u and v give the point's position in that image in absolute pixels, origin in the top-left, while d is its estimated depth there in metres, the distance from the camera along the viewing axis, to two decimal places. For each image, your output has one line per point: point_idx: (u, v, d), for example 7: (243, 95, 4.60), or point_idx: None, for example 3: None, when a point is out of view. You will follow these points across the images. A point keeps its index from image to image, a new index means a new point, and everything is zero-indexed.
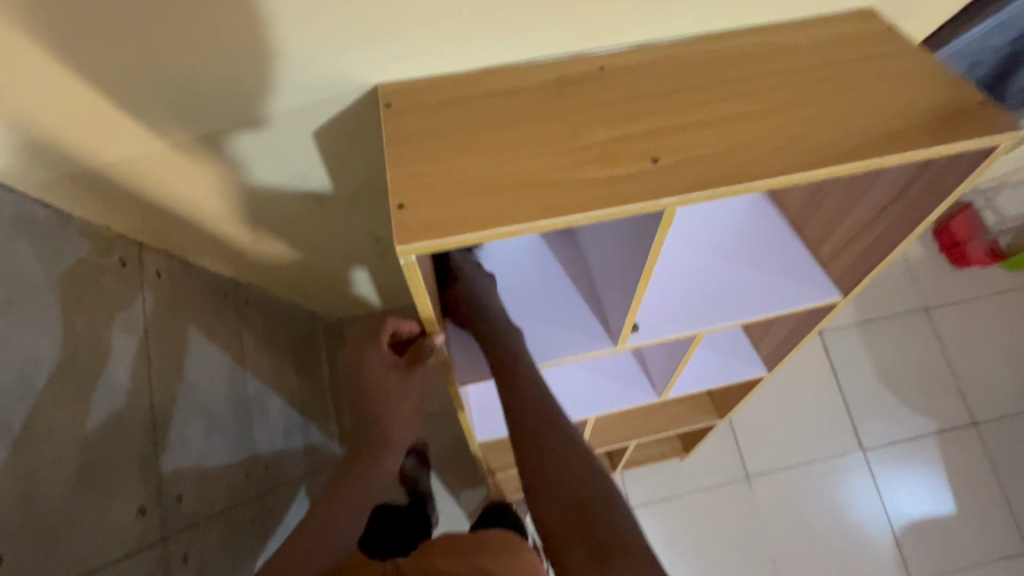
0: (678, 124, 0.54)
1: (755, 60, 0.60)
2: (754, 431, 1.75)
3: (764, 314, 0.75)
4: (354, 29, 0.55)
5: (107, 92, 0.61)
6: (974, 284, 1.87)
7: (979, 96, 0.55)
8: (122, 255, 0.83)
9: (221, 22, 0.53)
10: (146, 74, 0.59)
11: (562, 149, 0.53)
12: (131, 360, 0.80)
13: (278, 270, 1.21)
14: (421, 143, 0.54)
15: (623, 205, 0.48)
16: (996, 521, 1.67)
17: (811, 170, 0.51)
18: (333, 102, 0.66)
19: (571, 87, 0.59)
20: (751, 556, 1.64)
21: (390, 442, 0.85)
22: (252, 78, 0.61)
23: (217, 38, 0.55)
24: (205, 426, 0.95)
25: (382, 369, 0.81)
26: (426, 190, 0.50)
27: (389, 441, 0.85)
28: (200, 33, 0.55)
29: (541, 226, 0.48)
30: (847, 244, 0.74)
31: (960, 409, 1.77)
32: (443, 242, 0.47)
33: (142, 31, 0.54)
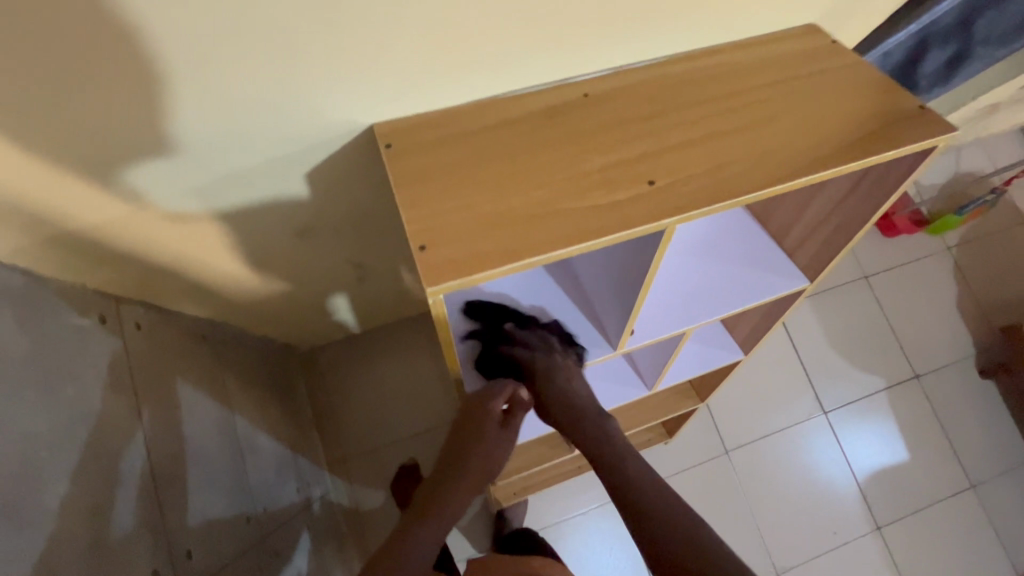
0: (665, 146, 0.59)
1: (723, 79, 0.65)
2: (727, 408, 1.86)
3: (743, 306, 0.81)
4: (350, 70, 0.57)
5: (89, 150, 0.59)
6: (902, 249, 2.07)
7: (917, 102, 0.63)
8: (100, 311, 0.79)
9: (216, 74, 0.53)
10: (133, 129, 0.57)
11: (564, 178, 0.56)
12: (124, 422, 0.77)
13: (255, 305, 1.19)
14: (428, 182, 0.56)
15: (630, 228, 0.52)
16: (943, 461, 1.85)
17: (788, 181, 0.56)
18: (324, 140, 0.67)
19: (560, 116, 0.62)
20: (739, 525, 1.74)
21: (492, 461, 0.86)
22: (244, 124, 0.61)
23: (209, 89, 0.55)
24: (202, 476, 0.92)
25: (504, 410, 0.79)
26: (445, 228, 0.52)
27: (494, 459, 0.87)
28: (193, 86, 0.54)
29: (559, 255, 0.51)
30: (809, 236, 0.81)
31: (903, 365, 1.95)
32: (471, 278, 0.49)
33: (130, 89, 0.53)
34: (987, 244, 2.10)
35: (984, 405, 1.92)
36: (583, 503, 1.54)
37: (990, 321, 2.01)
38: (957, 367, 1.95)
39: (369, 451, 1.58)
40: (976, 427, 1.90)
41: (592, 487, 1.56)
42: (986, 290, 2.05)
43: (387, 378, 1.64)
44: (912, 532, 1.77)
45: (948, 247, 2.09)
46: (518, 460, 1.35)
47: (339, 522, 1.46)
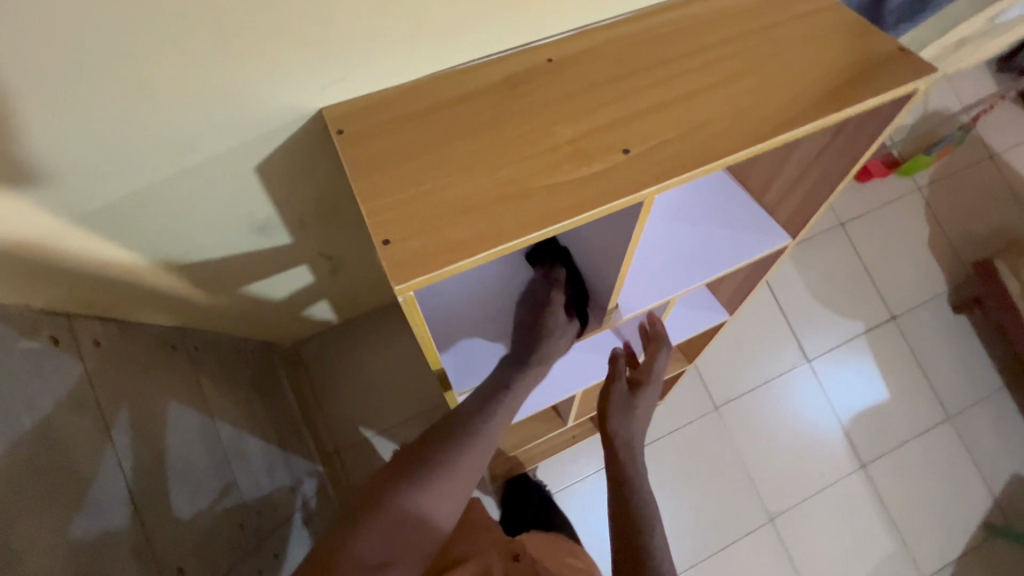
0: (638, 111, 0.55)
1: (695, 32, 0.61)
2: (714, 365, 1.88)
3: (726, 270, 0.80)
4: (289, 35, 0.52)
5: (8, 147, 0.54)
6: (876, 193, 2.08)
7: (895, 44, 0.60)
8: (51, 332, 0.73)
9: (136, 44, 0.49)
10: (53, 114, 0.52)
11: (533, 155, 0.52)
12: (92, 449, 0.73)
13: (225, 306, 1.13)
14: (386, 169, 0.51)
15: (606, 203, 0.49)
16: (922, 397, 1.92)
17: (768, 139, 0.53)
18: (271, 123, 0.63)
19: (523, 85, 0.58)
20: (733, 477, 1.78)
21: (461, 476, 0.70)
22: (177, 102, 0.56)
23: (132, 63, 0.50)
24: (186, 488, 0.89)
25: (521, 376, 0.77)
26: (409, 219, 0.49)
27: (465, 474, 0.70)
28: (113, 61, 0.49)
29: (533, 238, 0.48)
30: (790, 192, 0.79)
31: (881, 307, 1.98)
32: (442, 271, 0.45)
33: (42, 67, 0.48)
34: (957, 182, 2.13)
35: (958, 340, 1.98)
36: (581, 471, 1.56)
37: (962, 257, 2.05)
38: (932, 306, 2.00)
39: (362, 442, 1.56)
40: (952, 362, 1.96)
41: (588, 455, 1.57)
42: (958, 227, 2.08)
43: (373, 367, 1.61)
44: (895, 467, 1.84)
45: (920, 188, 2.11)
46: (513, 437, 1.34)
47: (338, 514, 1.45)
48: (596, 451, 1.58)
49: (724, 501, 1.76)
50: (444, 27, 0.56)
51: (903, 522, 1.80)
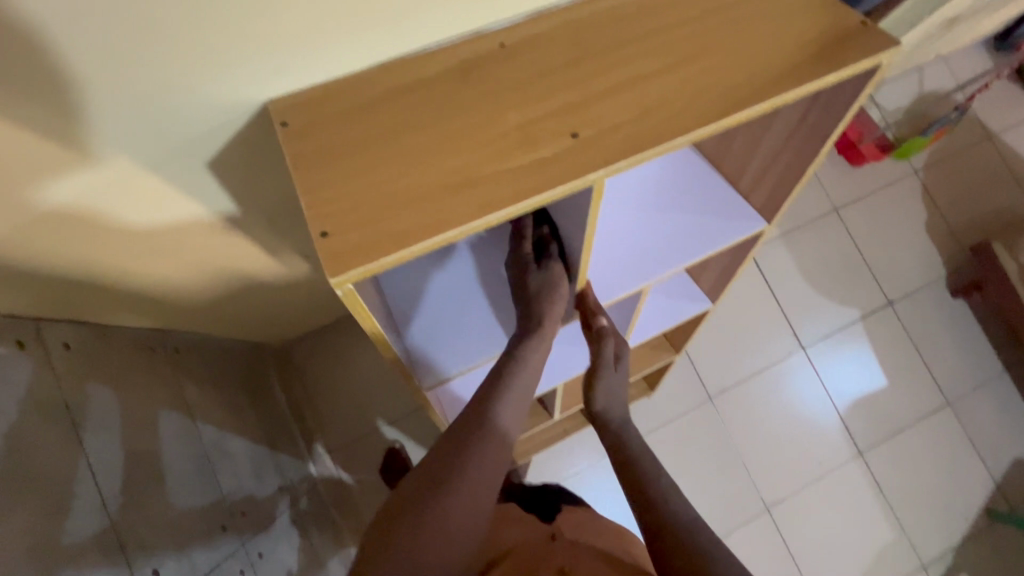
0: (590, 93, 0.54)
1: (652, 11, 0.59)
2: (707, 355, 1.86)
3: (700, 256, 0.78)
4: (231, 27, 0.51)
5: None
6: (870, 177, 2.05)
7: (859, 17, 0.58)
8: (16, 337, 0.73)
9: (71, 39, 0.47)
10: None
11: (479, 141, 0.51)
12: (62, 453, 0.73)
13: (204, 307, 1.13)
14: (329, 160, 0.50)
15: (552, 189, 0.48)
16: (920, 382, 1.89)
17: (723, 119, 0.52)
18: (224, 118, 0.62)
19: (474, 71, 0.56)
20: (729, 467, 1.77)
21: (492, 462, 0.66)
22: (124, 98, 0.55)
23: (70, 59, 0.49)
24: (164, 491, 0.90)
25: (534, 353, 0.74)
26: (350, 210, 0.47)
27: (492, 453, 0.67)
28: (50, 58, 0.48)
29: (478, 225, 0.47)
30: (763, 175, 0.77)
31: (876, 292, 1.96)
32: (381, 262, 0.45)
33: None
34: (954, 164, 2.09)
35: (956, 324, 1.95)
36: (573, 464, 1.55)
37: (960, 240, 2.02)
38: (929, 290, 1.97)
39: (351, 439, 1.55)
40: (950, 346, 1.93)
41: (579, 448, 1.56)
42: (955, 209, 2.05)
43: (361, 365, 1.61)
44: (893, 454, 1.82)
45: (916, 170, 2.08)
46: None
47: (328, 512, 1.45)
48: (588, 443, 1.56)
49: (720, 491, 1.74)
50: (391, 13, 0.55)
51: (902, 509, 1.78)
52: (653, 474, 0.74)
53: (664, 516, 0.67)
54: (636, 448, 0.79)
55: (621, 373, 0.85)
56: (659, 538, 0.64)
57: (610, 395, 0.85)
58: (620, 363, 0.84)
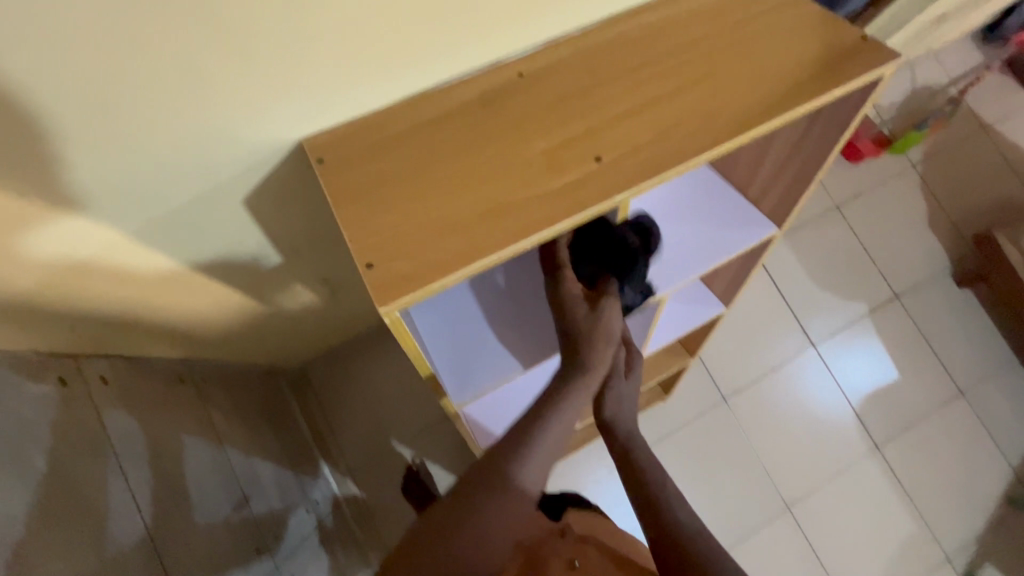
0: (609, 117, 0.56)
1: (662, 35, 0.62)
2: (718, 356, 1.88)
3: (715, 264, 0.81)
4: (267, 70, 0.54)
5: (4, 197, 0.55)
6: (869, 173, 2.08)
7: (858, 32, 0.61)
8: (58, 373, 0.75)
9: (119, 89, 0.50)
10: (47, 162, 0.54)
11: (507, 169, 0.53)
12: (106, 486, 0.76)
13: (227, 335, 1.15)
14: (367, 193, 0.53)
15: (582, 211, 0.50)
16: (931, 374, 1.90)
17: (738, 136, 0.55)
18: (256, 157, 0.65)
19: (497, 100, 0.59)
20: (747, 468, 1.78)
21: (509, 524, 0.63)
22: (165, 141, 0.58)
23: (118, 108, 0.52)
24: (200, 519, 0.92)
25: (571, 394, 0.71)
26: (390, 242, 0.50)
27: (514, 511, 0.63)
28: (101, 108, 0.51)
29: (514, 249, 0.49)
30: (772, 183, 0.80)
31: (882, 286, 1.98)
32: (425, 289, 0.47)
33: (34, 118, 0.49)
34: (951, 156, 2.12)
35: (964, 315, 1.97)
36: (592, 472, 1.56)
37: (961, 231, 2.04)
38: (935, 282, 1.99)
39: (372, 458, 1.57)
40: (958, 337, 1.95)
41: (598, 456, 1.57)
42: (955, 201, 2.07)
43: (380, 384, 1.63)
44: (910, 446, 1.83)
45: (914, 164, 2.11)
46: None
47: (352, 530, 1.46)
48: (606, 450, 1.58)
49: (739, 492, 1.75)
50: (415, 52, 0.58)
51: (922, 502, 1.78)
52: (661, 487, 0.74)
53: (671, 530, 0.68)
54: (643, 457, 0.79)
55: (632, 380, 0.86)
56: (668, 558, 0.66)
57: (621, 404, 0.84)
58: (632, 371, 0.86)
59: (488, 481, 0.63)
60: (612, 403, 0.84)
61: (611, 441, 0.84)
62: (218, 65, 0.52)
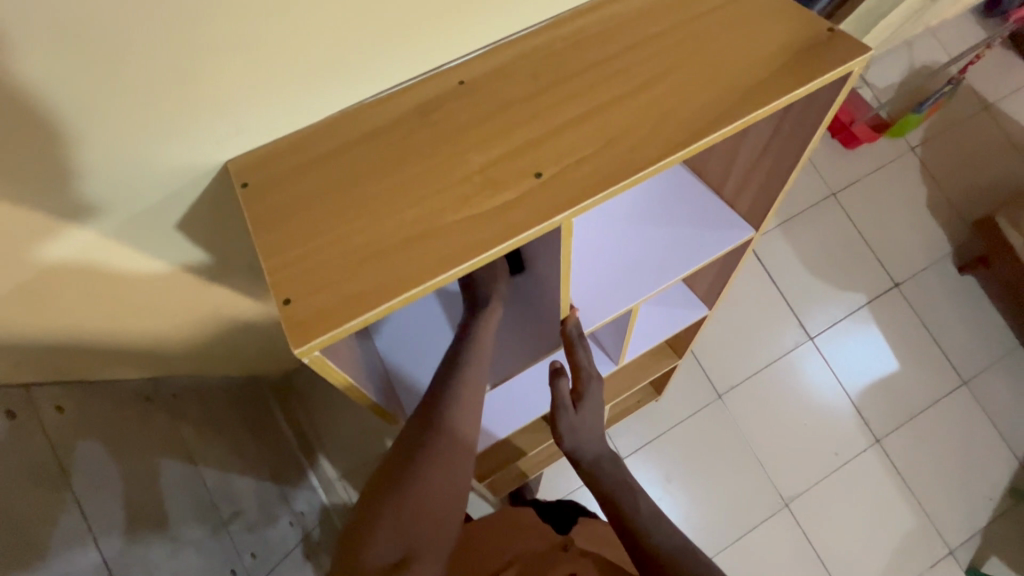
0: (552, 128, 0.52)
1: (613, 34, 0.58)
2: (713, 352, 1.84)
3: (687, 271, 0.77)
4: (179, 88, 0.50)
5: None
6: (866, 159, 2.02)
7: (825, 24, 0.56)
8: (7, 407, 0.72)
9: (8, 119, 0.45)
10: None
11: (441, 189, 0.49)
12: (62, 521, 0.74)
13: (198, 352, 1.12)
14: (289, 220, 0.49)
15: (517, 234, 0.47)
16: (932, 362, 1.86)
17: (692, 143, 0.50)
18: (191, 183, 0.61)
19: (434, 111, 0.55)
20: (744, 464, 1.74)
21: (460, 457, 0.68)
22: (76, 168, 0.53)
23: (12, 141, 0.47)
24: (169, 544, 0.90)
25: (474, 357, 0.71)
26: (313, 277, 0.46)
27: (458, 452, 0.68)
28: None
29: (443, 279, 0.46)
30: (746, 182, 0.76)
31: (881, 275, 1.92)
32: (346, 328, 0.44)
33: None
34: (951, 137, 2.05)
35: (966, 301, 1.91)
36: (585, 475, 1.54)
37: (963, 214, 1.98)
38: (936, 268, 1.93)
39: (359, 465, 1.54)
40: (961, 325, 1.89)
41: None
42: (956, 184, 2.01)
43: None
44: (911, 438, 1.79)
45: (913, 147, 2.04)
46: (504, 451, 1.30)
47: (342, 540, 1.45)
48: None
49: (737, 491, 1.72)
50: (343, 63, 0.54)
51: (924, 494, 1.74)
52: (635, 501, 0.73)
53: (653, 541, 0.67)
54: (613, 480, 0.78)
55: (589, 407, 0.82)
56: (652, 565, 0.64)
57: (577, 433, 0.82)
58: (583, 402, 0.82)
59: (424, 441, 0.67)
60: (568, 432, 0.81)
61: (580, 470, 0.82)
62: (127, 90, 0.48)
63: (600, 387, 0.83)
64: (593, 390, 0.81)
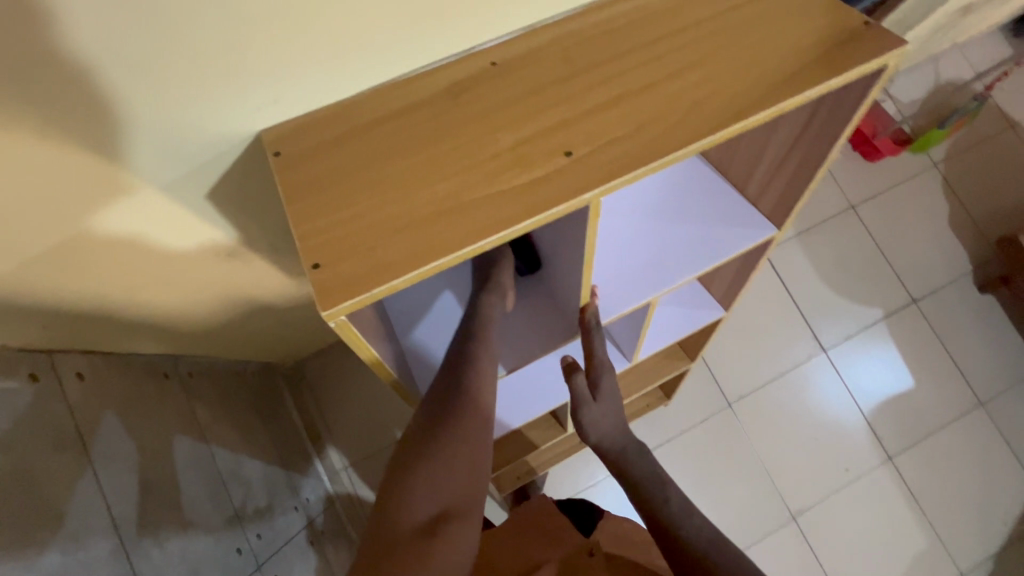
0: (582, 110, 0.52)
1: (646, 22, 0.58)
2: (725, 360, 1.82)
3: (708, 266, 0.76)
4: (217, 57, 0.51)
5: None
6: (888, 173, 2.00)
7: (861, 18, 0.56)
8: (30, 369, 0.74)
9: (46, 72, 0.46)
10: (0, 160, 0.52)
11: (471, 165, 0.50)
12: (79, 484, 0.75)
13: (215, 332, 1.14)
14: (318, 190, 0.50)
15: (545, 210, 0.47)
16: (949, 382, 1.82)
17: (723, 129, 0.50)
18: (221, 155, 0.62)
19: (466, 91, 0.56)
20: (752, 475, 1.72)
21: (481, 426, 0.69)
22: (110, 130, 0.54)
23: (58, 97, 0.49)
24: (178, 517, 0.91)
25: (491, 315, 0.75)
26: (342, 243, 0.47)
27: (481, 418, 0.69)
28: (42, 98, 0.48)
29: (470, 251, 0.46)
30: (771, 181, 0.76)
31: (899, 290, 1.90)
32: (372, 293, 0.44)
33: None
34: (976, 154, 2.03)
35: (986, 321, 1.88)
36: (590, 477, 1.52)
37: (985, 233, 1.95)
38: (956, 286, 1.90)
39: (364, 456, 1.54)
40: (980, 346, 1.86)
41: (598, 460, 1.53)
42: (979, 202, 1.98)
43: (374, 383, 1.60)
44: (926, 459, 1.75)
45: (936, 163, 2.02)
46: (512, 448, 1.30)
47: (345, 529, 1.45)
48: None
49: (744, 502, 1.69)
50: (380, 41, 0.55)
51: (936, 516, 1.71)
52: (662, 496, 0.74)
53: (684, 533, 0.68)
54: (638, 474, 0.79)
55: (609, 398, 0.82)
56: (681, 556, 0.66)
57: (599, 425, 0.82)
58: (601, 393, 0.82)
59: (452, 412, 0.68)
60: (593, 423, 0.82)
61: (606, 462, 0.83)
62: (171, 58, 0.49)
63: (614, 376, 0.82)
64: (606, 380, 0.81)
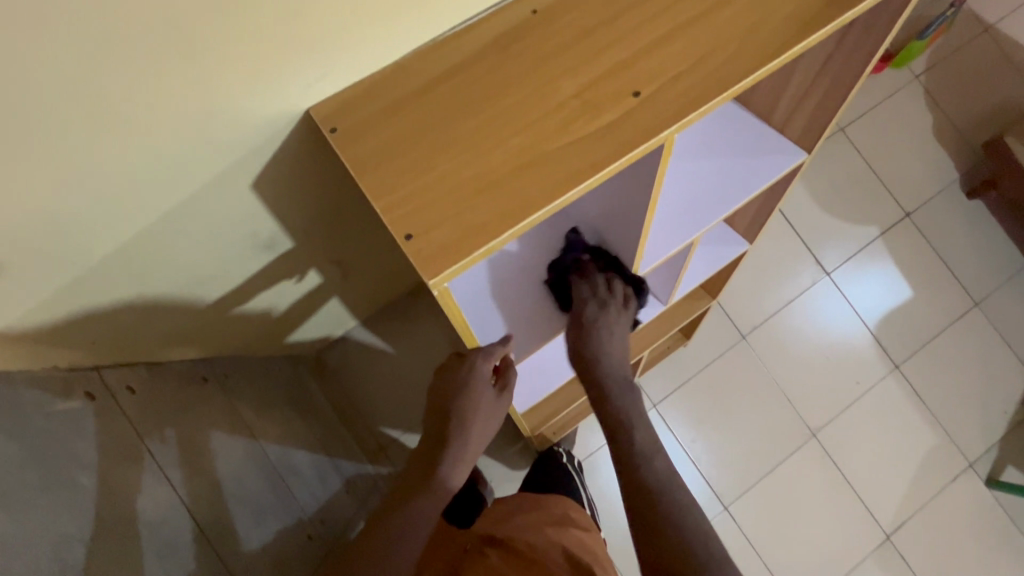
0: (639, 47, 0.52)
1: None
2: (734, 295, 1.87)
3: (746, 199, 0.77)
4: (266, 37, 0.51)
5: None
6: (872, 91, 2.02)
7: None
8: (85, 389, 0.75)
9: (106, 84, 0.48)
10: (70, 175, 0.54)
11: (540, 115, 0.49)
12: (158, 493, 0.77)
13: (247, 332, 1.12)
14: (389, 163, 0.49)
15: (628, 151, 0.47)
16: (945, 287, 1.90)
17: (786, 51, 0.50)
18: (268, 141, 0.64)
19: (515, 42, 0.54)
20: (771, 401, 1.80)
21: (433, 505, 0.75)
22: (165, 128, 0.55)
23: (119, 105, 0.50)
24: (250, 513, 0.93)
25: (470, 437, 0.77)
26: (429, 211, 0.47)
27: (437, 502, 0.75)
28: (106, 110, 0.50)
29: (561, 202, 0.46)
30: (798, 107, 0.76)
31: (892, 206, 1.94)
32: (473, 256, 0.45)
33: (65, 133, 0.50)
34: (955, 63, 2.05)
35: (975, 225, 1.94)
36: None
37: (970, 139, 1.99)
38: (946, 195, 1.96)
39: None
40: (972, 248, 1.93)
41: None
42: (961, 110, 2.01)
43: None
44: (930, 361, 1.85)
45: (917, 76, 2.04)
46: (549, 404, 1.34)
47: None
48: None
49: (765, 427, 1.78)
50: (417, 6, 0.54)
51: (944, 416, 1.81)
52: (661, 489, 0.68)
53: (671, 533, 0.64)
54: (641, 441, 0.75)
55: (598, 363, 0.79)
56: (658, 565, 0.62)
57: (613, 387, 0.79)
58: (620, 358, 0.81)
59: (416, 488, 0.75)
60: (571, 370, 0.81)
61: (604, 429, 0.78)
62: (218, 50, 0.50)
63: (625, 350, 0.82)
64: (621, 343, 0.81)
